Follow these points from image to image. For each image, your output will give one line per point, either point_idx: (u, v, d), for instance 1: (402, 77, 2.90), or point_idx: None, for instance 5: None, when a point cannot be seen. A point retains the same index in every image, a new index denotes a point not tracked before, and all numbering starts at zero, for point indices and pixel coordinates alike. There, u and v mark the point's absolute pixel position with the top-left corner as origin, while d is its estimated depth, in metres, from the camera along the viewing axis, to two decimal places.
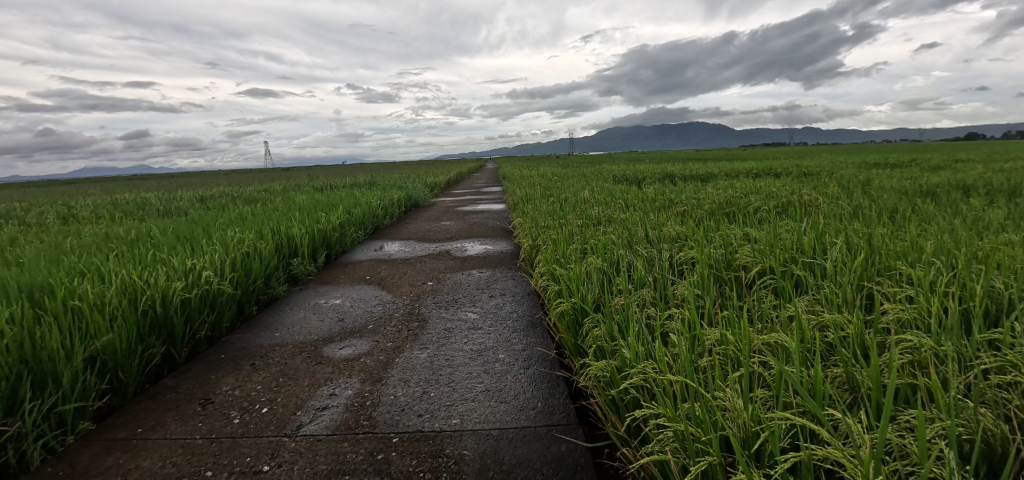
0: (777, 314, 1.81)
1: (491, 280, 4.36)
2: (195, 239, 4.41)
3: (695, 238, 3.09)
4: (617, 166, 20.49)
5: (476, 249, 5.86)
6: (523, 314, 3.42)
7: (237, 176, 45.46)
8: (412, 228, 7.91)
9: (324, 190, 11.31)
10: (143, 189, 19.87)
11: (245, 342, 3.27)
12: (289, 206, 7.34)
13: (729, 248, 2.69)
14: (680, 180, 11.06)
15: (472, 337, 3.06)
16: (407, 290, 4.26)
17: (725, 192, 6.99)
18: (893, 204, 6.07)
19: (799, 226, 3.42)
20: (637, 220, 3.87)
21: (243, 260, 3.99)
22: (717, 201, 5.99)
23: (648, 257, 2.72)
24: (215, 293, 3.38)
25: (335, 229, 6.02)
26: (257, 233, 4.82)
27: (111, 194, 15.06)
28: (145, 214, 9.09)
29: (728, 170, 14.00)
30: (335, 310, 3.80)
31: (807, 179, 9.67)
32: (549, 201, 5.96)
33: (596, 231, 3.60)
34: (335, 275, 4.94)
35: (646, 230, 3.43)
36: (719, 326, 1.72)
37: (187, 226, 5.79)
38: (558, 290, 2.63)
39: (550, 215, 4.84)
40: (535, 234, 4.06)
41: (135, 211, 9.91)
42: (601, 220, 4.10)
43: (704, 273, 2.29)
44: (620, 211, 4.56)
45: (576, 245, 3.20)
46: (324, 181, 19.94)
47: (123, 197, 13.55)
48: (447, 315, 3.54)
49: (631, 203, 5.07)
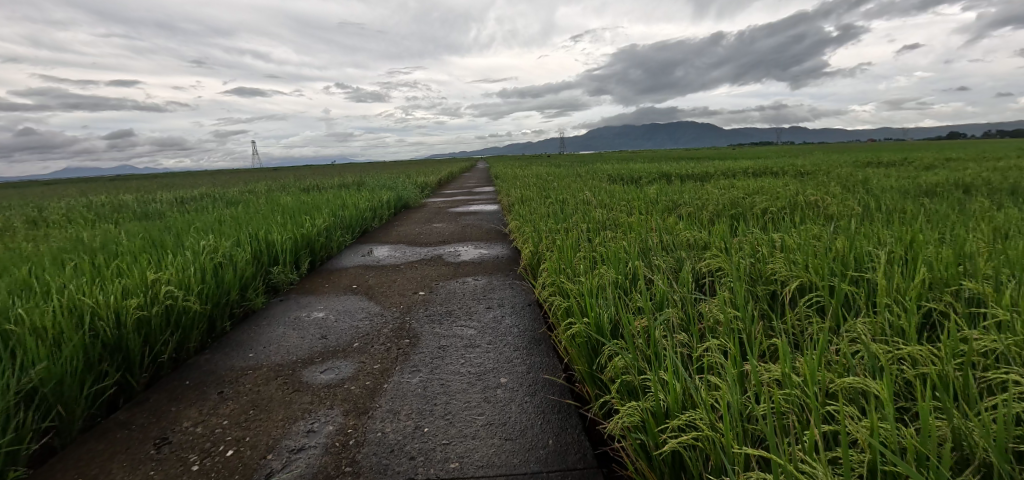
0: (835, 342, 1.52)
1: (488, 289, 4.04)
2: (163, 247, 4.03)
3: (715, 245, 2.79)
4: (612, 165, 20.20)
5: (471, 254, 5.54)
6: (524, 329, 3.11)
7: (222, 176, 44.50)
8: (402, 231, 7.54)
9: (311, 191, 10.88)
10: (123, 189, 19.20)
11: (214, 365, 2.92)
12: (271, 209, 6.91)
13: (759, 257, 2.40)
14: (678, 180, 10.75)
15: (470, 358, 2.74)
16: (397, 301, 3.91)
17: (728, 193, 6.73)
18: (904, 204, 5.84)
19: (824, 231, 3.15)
20: (647, 225, 3.57)
21: (215, 271, 3.64)
22: (722, 203, 5.73)
23: (667, 269, 2.42)
24: (179, 310, 3.05)
25: (320, 233, 5.65)
26: (232, 239, 4.44)
27: (87, 196, 14.35)
28: (116, 217, 8.52)
29: (725, 169, 13.75)
30: (317, 325, 3.46)
31: (806, 179, 9.47)
32: (547, 203, 5.66)
33: (603, 237, 3.29)
34: (319, 284, 4.57)
35: (659, 236, 3.14)
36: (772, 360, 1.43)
37: (158, 231, 5.36)
38: (567, 307, 2.34)
39: (550, 218, 4.54)
40: (535, 239, 3.76)
41: (107, 214, 9.32)
42: (606, 225, 3.80)
43: (738, 289, 1.99)
44: (625, 214, 4.26)
45: (584, 254, 2.91)
46: (312, 181, 19.33)
47: (99, 199, 12.88)
48: (442, 330, 3.21)
49: (636, 205, 4.79)
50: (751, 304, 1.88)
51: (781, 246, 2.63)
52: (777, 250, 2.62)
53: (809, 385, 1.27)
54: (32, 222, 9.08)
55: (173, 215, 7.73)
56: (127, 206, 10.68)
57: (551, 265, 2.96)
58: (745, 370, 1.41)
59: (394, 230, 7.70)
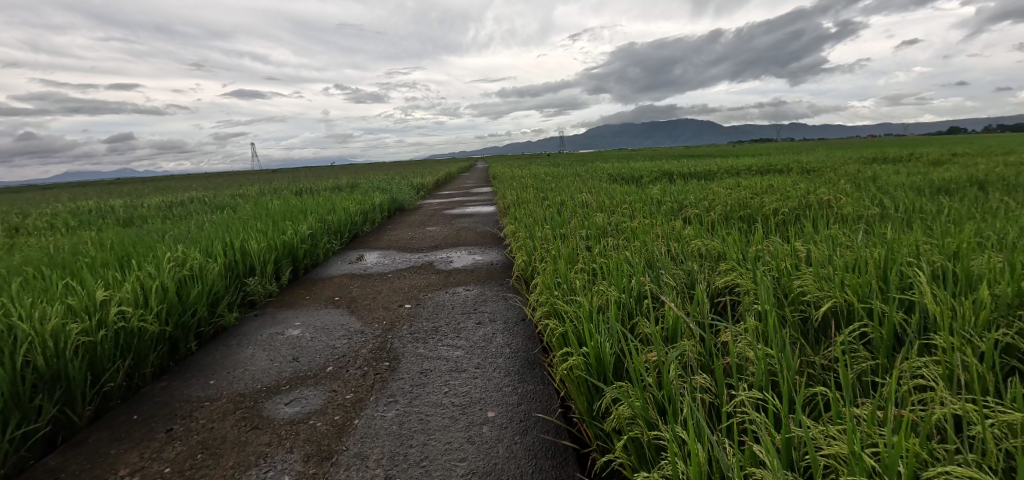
0: (901, 392, 1.20)
1: (480, 301, 3.73)
2: (127, 260, 3.72)
3: (731, 257, 2.46)
4: (612, 164, 19.90)
5: (463, 261, 5.23)
6: (517, 349, 2.79)
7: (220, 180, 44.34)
8: (394, 235, 7.23)
9: (302, 194, 10.58)
10: (117, 193, 19.00)
11: (170, 394, 2.61)
12: (253, 215, 6.55)
13: (785, 272, 2.07)
14: (681, 178, 10.40)
15: (454, 387, 2.42)
16: (380, 316, 3.59)
17: (735, 193, 6.41)
18: (921, 203, 5.52)
19: (848, 237, 2.84)
20: (653, 231, 3.24)
21: (179, 286, 3.33)
22: (728, 204, 5.39)
23: (679, 287, 2.10)
24: (132, 333, 2.73)
25: (305, 240, 5.34)
26: (205, 250, 4.13)
27: (74, 202, 13.95)
28: (92, 225, 8.12)
29: (730, 167, 13.34)
30: (291, 344, 3.15)
31: (814, 176, 9.15)
32: (544, 205, 5.35)
33: (604, 246, 2.97)
34: (298, 297, 4.24)
35: (667, 245, 2.81)
36: (828, 424, 1.11)
37: (129, 242, 5.01)
38: (562, 332, 2.03)
39: (546, 222, 4.22)
40: (530, 246, 3.45)
41: (85, 222, 8.90)
42: (607, 231, 3.48)
43: (766, 314, 1.67)
44: (627, 218, 3.93)
45: (582, 266, 2.60)
46: (306, 184, 18.89)
47: (84, 205, 12.47)
48: (426, 351, 2.89)
49: (638, 208, 4.47)
50: (783, 333, 1.57)
51: (809, 258, 2.30)
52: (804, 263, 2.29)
53: (884, 464, 0.96)
54: (10, 229, 8.70)
55: (151, 223, 7.33)
56: (108, 213, 10.26)
57: (547, 279, 2.64)
58: (789, 434, 1.10)
59: (384, 235, 7.36)
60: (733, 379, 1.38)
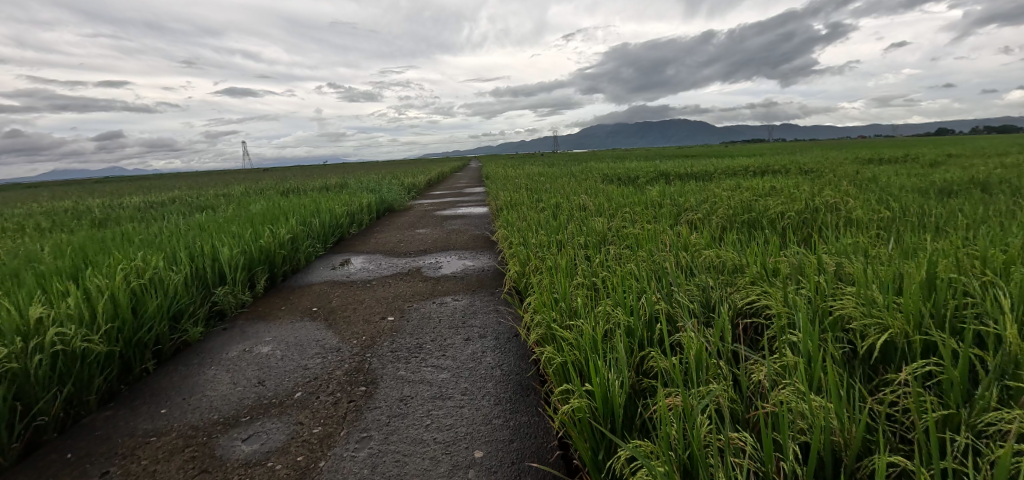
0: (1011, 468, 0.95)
1: (469, 313, 3.44)
2: (79, 270, 3.37)
3: (750, 272, 2.18)
4: (606, 165, 19.64)
5: (453, 266, 4.93)
6: (509, 372, 2.51)
7: (208, 179, 43.56)
8: (381, 239, 6.91)
9: (287, 195, 10.19)
10: (97, 193, 18.42)
11: (115, 426, 2.28)
12: (228, 218, 6.13)
13: (820, 294, 1.80)
14: (679, 178, 10.11)
15: (437, 419, 2.12)
16: (360, 330, 3.29)
17: (737, 195, 6.16)
18: (931, 207, 5.29)
19: (873, 248, 2.58)
20: (658, 239, 2.96)
21: (134, 299, 3.00)
22: (732, 208, 5.12)
23: (697, 309, 1.83)
24: (73, 356, 2.40)
25: (283, 244, 5.01)
26: (169, 258, 3.76)
27: (44, 202, 13.19)
28: (53, 229, 7.50)
29: (729, 168, 13.08)
30: (257, 365, 2.83)
31: (814, 178, 8.91)
32: (538, 208, 5.07)
33: (607, 257, 2.66)
34: (273, 308, 3.89)
35: (677, 256, 2.53)
36: None
37: (85, 248, 4.58)
38: (563, 363, 1.74)
39: (540, 227, 3.95)
40: (524, 254, 3.16)
41: (47, 225, 8.25)
42: (608, 239, 3.20)
43: (807, 348, 1.41)
44: (628, 223, 3.65)
45: (582, 281, 2.32)
46: (292, 183, 18.20)
47: (52, 206, 11.75)
48: (407, 373, 2.59)
49: (639, 212, 4.19)
50: (827, 373, 1.32)
51: (841, 275, 2.03)
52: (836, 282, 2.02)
53: None
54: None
55: (117, 227, 6.82)
56: (72, 215, 9.53)
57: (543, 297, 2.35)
58: None
59: (371, 238, 7.00)
60: (785, 442, 1.11)
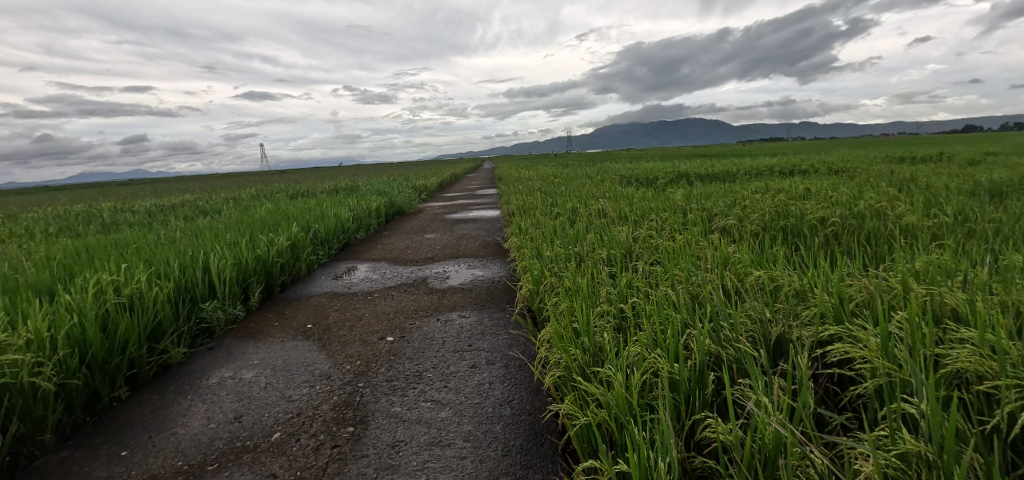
0: None
1: (476, 334, 3.09)
2: (52, 286, 3.11)
3: (820, 306, 1.78)
4: (622, 166, 19.08)
5: (461, 276, 4.59)
6: (520, 411, 2.15)
7: (225, 181, 44.22)
8: (389, 245, 6.60)
9: (295, 198, 9.94)
10: (114, 196, 18.60)
11: (66, 472, 2.00)
12: (226, 225, 5.83)
13: (922, 342, 1.42)
14: (701, 179, 9.56)
15: (433, 475, 1.77)
16: (355, 352, 2.96)
17: (770, 198, 5.67)
18: (994, 211, 4.73)
19: (959, 267, 2.14)
20: (695, 256, 2.55)
21: (105, 319, 2.73)
22: (767, 214, 4.64)
23: (760, 355, 1.46)
24: (24, 390, 2.13)
25: (282, 252, 4.70)
26: (154, 269, 3.48)
27: (52, 207, 13.04)
28: (50, 237, 7.22)
29: (754, 168, 12.36)
30: (237, 395, 2.52)
31: (848, 179, 8.30)
32: (554, 214, 4.69)
33: (638, 279, 2.26)
34: (265, 325, 3.58)
35: (722, 279, 2.12)
36: None
37: (71, 258, 4.30)
38: (587, 424, 1.38)
39: (555, 235, 3.59)
40: (539, 269, 2.80)
41: (46, 231, 7.98)
42: (634, 253, 2.82)
43: (933, 430, 1.03)
44: (656, 234, 3.25)
45: (606, 308, 1.95)
46: (302, 185, 17.91)
47: (59, 211, 11.54)
48: (402, 410, 2.25)
49: (665, 220, 3.78)
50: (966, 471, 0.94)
51: (940, 311, 1.62)
52: (933, 320, 1.62)
53: None
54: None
55: (113, 234, 6.55)
56: (76, 220, 9.31)
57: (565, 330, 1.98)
58: None
59: (377, 244, 6.69)
60: None
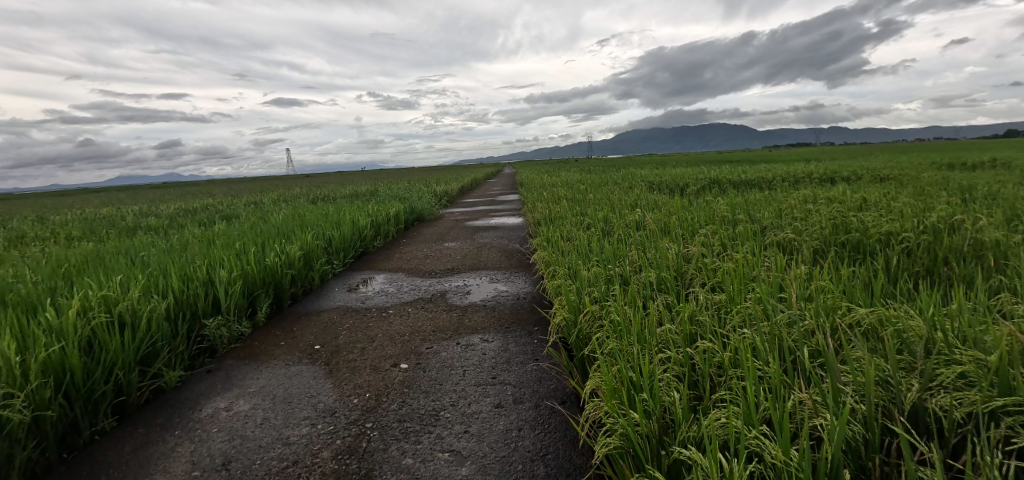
0: None
1: (502, 364, 2.71)
2: (43, 299, 2.88)
3: (962, 364, 1.35)
4: (646, 171, 18.48)
5: (484, 291, 4.24)
6: (556, 472, 1.76)
7: (252, 185, 45.26)
8: (407, 253, 6.31)
9: (315, 203, 9.81)
10: (144, 199, 19.07)
11: None
12: (239, 232, 5.58)
13: None
14: (738, 187, 8.98)
15: None
16: (366, 381, 2.63)
17: (823, 209, 5.14)
18: None
19: None
20: (769, 286, 2.11)
21: (92, 339, 2.47)
22: (828, 229, 4.13)
23: (907, 442, 1.04)
24: None
25: (294, 262, 4.43)
26: (154, 282, 3.23)
27: (80, 209, 13.12)
28: (65, 242, 7.05)
29: (795, 175, 11.57)
30: (230, 433, 2.20)
31: (903, 188, 7.63)
32: (585, 225, 4.30)
33: (703, 316, 1.84)
34: (271, 344, 3.28)
35: (815, 318, 1.69)
36: None
37: (73, 266, 4.07)
38: None
39: (590, 251, 3.21)
40: (576, 292, 2.42)
41: (71, 234, 7.99)
42: (688, 276, 2.41)
43: None
44: (709, 253, 2.83)
45: (671, 354, 1.56)
46: (323, 189, 17.79)
47: (86, 214, 11.53)
48: (416, 462, 1.89)
49: (714, 235, 3.34)
50: None
51: None
52: None
53: None
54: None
55: (125, 240, 6.34)
56: (99, 223, 9.33)
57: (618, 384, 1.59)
58: None
59: (395, 253, 6.40)
60: None
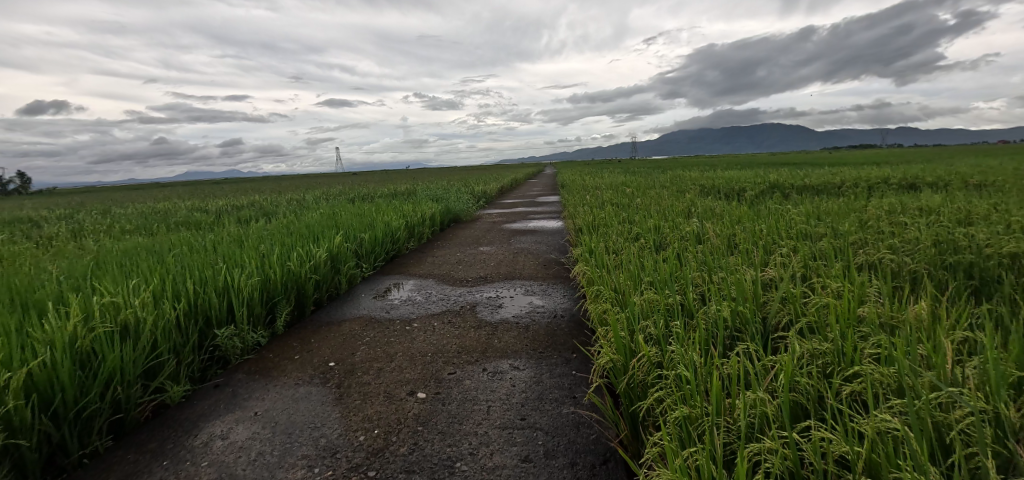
0: None
1: (533, 401, 2.30)
2: (55, 301, 2.76)
3: None
4: (694, 174, 17.48)
5: (517, 305, 3.85)
6: None
7: (302, 182, 47.32)
8: (439, 257, 6.04)
9: (354, 202, 9.82)
10: (201, 194, 20.14)
11: None
12: (268, 232, 5.44)
13: None
14: (805, 193, 8.10)
15: None
16: (378, 412, 2.30)
17: (918, 223, 4.36)
18: None
19: None
20: (893, 339, 1.58)
21: (88, 351, 2.28)
22: (936, 249, 3.41)
23: None
24: None
25: (319, 266, 4.22)
26: (168, 286, 3.06)
27: (138, 204, 13.67)
28: (106, 237, 7.13)
29: (871, 181, 10.38)
30: (218, 470, 1.93)
31: (1009, 197, 6.54)
32: (633, 236, 3.83)
33: (805, 385, 1.38)
34: (284, 357, 3.03)
35: (985, 401, 1.17)
36: None
37: (99, 265, 3.98)
38: None
39: (641, 269, 2.75)
40: (626, 325, 1.98)
41: (124, 228, 8.30)
42: (770, 313, 1.91)
43: None
44: (793, 280, 2.30)
45: (772, 443, 1.10)
46: (364, 188, 17.88)
47: (145, 209, 12.01)
48: None
49: (792, 255, 2.78)
50: None
51: None
52: None
53: None
54: (28, 237, 7.78)
55: (160, 237, 6.33)
56: (152, 218, 9.71)
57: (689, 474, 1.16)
58: None
59: (427, 256, 6.14)
60: None
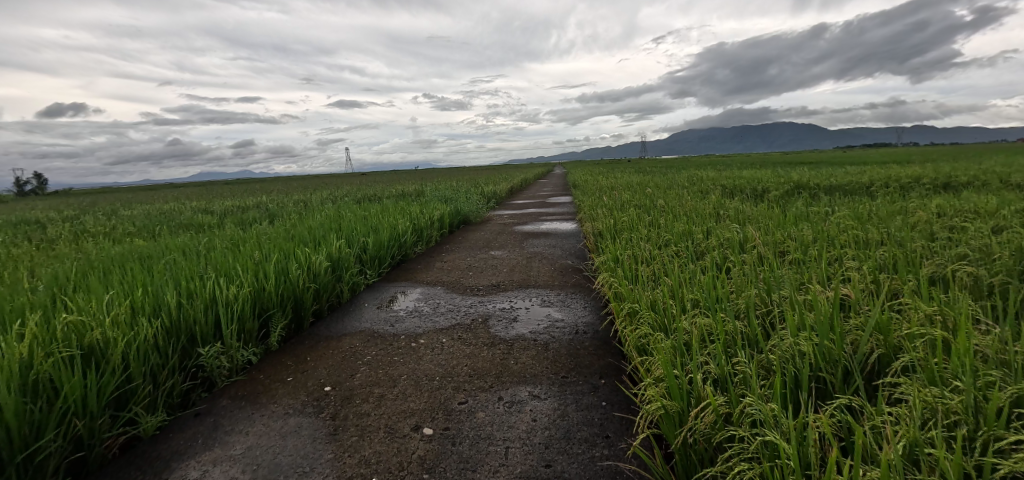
0: None
1: (559, 442, 1.94)
2: (16, 318, 2.45)
3: None
4: (711, 173, 16.88)
5: (534, 318, 3.51)
6: None
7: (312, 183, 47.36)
8: (448, 262, 5.70)
9: (360, 204, 9.46)
10: (209, 196, 19.99)
11: None
12: (267, 236, 5.10)
13: None
14: (838, 193, 7.57)
15: None
16: (376, 453, 1.96)
17: (983, 226, 3.89)
18: None
19: None
20: None
21: (41, 379, 1.97)
22: (1016, 259, 2.97)
23: None
24: None
25: (319, 274, 3.90)
26: (145, 300, 2.75)
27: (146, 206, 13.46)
28: (101, 241, 6.78)
29: (905, 180, 9.76)
30: None
31: None
32: (662, 243, 3.46)
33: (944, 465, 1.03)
34: (276, 380, 2.71)
35: None
36: None
37: (78, 273, 3.64)
38: None
39: (682, 283, 2.39)
40: (677, 361, 1.62)
41: (122, 231, 7.97)
42: (861, 350, 1.53)
43: None
44: (875, 304, 1.90)
45: None
46: (373, 189, 17.58)
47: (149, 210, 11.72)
48: None
49: (858, 269, 2.39)
50: None
51: None
52: None
53: None
54: (24, 239, 7.47)
55: (153, 243, 5.97)
56: (154, 220, 9.39)
57: None
58: None
59: (436, 261, 5.80)
60: None
